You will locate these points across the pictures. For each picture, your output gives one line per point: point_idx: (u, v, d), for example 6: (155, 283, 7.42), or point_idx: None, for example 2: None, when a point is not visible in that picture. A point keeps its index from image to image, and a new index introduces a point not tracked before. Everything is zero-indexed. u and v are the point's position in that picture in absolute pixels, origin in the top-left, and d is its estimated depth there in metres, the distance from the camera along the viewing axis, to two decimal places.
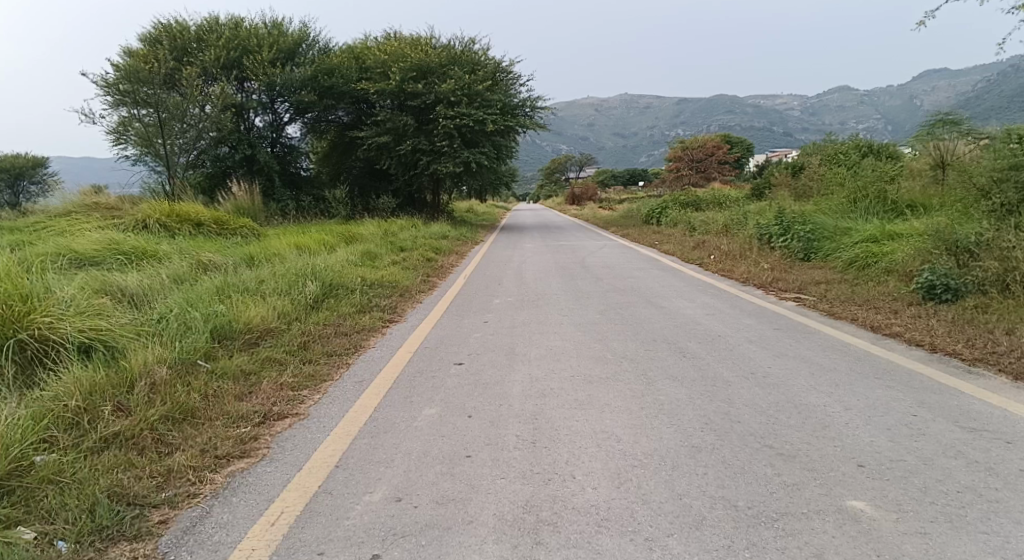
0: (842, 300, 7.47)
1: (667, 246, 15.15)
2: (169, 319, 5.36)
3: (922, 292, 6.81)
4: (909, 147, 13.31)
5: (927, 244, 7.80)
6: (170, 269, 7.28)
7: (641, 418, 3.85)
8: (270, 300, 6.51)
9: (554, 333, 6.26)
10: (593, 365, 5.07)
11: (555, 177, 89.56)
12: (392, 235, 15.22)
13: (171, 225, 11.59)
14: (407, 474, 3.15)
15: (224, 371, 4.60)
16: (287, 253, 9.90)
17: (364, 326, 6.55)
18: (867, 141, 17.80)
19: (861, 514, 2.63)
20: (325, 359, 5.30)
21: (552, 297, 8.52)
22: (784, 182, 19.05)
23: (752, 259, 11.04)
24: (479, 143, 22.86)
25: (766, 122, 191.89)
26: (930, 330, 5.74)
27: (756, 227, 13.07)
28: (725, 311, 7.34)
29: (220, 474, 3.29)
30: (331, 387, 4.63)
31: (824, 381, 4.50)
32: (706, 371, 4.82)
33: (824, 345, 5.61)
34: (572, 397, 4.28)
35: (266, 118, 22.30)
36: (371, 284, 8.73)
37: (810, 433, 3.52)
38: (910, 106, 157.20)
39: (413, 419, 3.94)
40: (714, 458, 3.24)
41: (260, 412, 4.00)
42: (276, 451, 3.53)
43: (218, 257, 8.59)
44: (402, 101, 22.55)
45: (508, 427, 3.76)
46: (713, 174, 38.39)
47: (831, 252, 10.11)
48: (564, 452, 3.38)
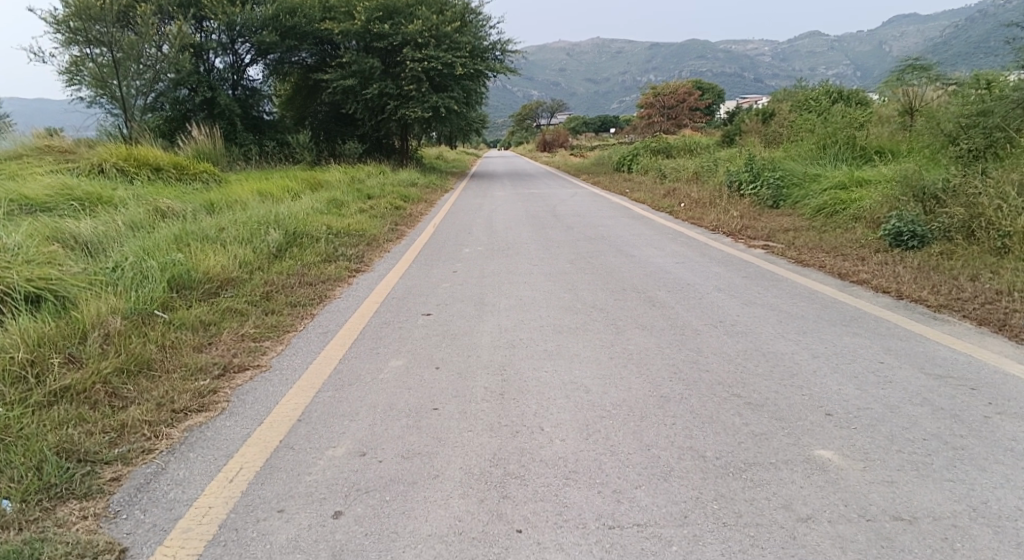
0: (810, 247, 7.50)
1: (638, 193, 15.06)
2: (125, 268, 5.08)
3: (889, 239, 6.87)
4: (878, 94, 13.30)
5: (894, 191, 7.84)
6: (125, 216, 6.93)
7: (610, 368, 3.81)
8: (231, 249, 6.26)
9: (523, 283, 6.16)
10: (562, 315, 5.00)
11: (526, 124, 88.21)
12: (359, 182, 14.81)
13: (129, 169, 11.08)
14: (372, 428, 3.06)
15: (182, 323, 4.40)
16: (249, 200, 9.55)
17: (329, 275, 6.37)
18: (837, 86, 17.75)
19: (829, 463, 2.66)
20: (289, 310, 5.13)
21: (522, 246, 8.41)
22: (754, 129, 19.00)
23: (723, 206, 11.01)
24: (448, 87, 22.24)
25: (738, 69, 190.67)
26: (896, 277, 5.80)
27: (726, 174, 13.03)
28: (694, 259, 7.31)
29: (177, 429, 3.09)
30: (294, 338, 4.49)
31: (791, 329, 4.52)
32: (675, 320, 4.80)
33: (792, 292, 5.63)
34: (541, 347, 4.23)
35: (227, 59, 21.29)
36: (337, 233, 8.47)
37: (778, 381, 3.52)
38: (880, 53, 157.34)
39: (379, 371, 3.84)
40: (683, 408, 3.22)
41: (220, 364, 3.82)
42: (236, 404, 3.35)
43: (177, 204, 8.24)
44: (368, 42, 21.69)
45: (476, 378, 3.69)
46: (684, 121, 38.17)
47: (800, 199, 10.12)
48: (533, 404, 3.33)
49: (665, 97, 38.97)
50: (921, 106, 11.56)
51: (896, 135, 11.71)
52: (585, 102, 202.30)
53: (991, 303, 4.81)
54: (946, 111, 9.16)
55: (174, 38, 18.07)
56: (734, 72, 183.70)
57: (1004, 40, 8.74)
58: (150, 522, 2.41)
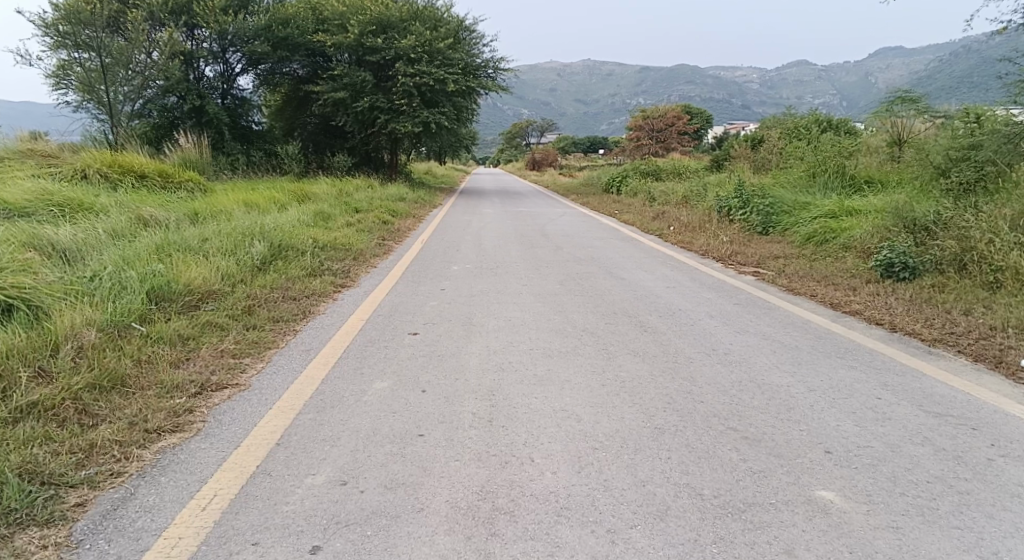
0: (801, 275, 7.48)
1: (627, 215, 15.05)
2: (103, 278, 4.89)
3: (881, 270, 6.85)
4: (865, 124, 13.44)
5: (885, 221, 7.86)
6: (106, 224, 6.74)
7: (602, 396, 3.70)
8: (214, 260, 6.09)
9: (513, 304, 6.05)
10: (553, 338, 4.89)
11: (515, 142, 88.68)
12: (348, 195, 14.67)
13: (113, 175, 10.87)
14: (354, 455, 2.92)
15: (160, 337, 4.23)
16: (235, 211, 9.38)
17: (313, 290, 6.22)
18: (825, 116, 17.96)
19: (831, 506, 2.59)
20: (271, 326, 4.97)
21: (511, 265, 8.30)
22: (743, 155, 19.14)
23: (712, 231, 11.00)
24: (440, 103, 22.25)
25: (725, 95, 193.39)
26: (888, 309, 5.76)
27: (716, 199, 13.04)
28: (685, 284, 7.24)
29: (149, 450, 2.91)
30: (276, 356, 4.33)
31: (786, 360, 4.44)
32: (667, 347, 4.71)
33: (784, 322, 5.58)
34: (531, 372, 4.12)
35: (217, 68, 21.15)
36: (323, 247, 8.33)
37: (774, 415, 3.44)
38: (864, 84, 160.66)
39: (363, 393, 3.69)
40: (678, 441, 3.12)
41: (196, 381, 3.65)
42: (213, 425, 3.19)
43: (160, 212, 8.05)
44: (360, 55, 21.66)
45: (464, 404, 3.55)
46: (673, 144, 38.46)
47: (790, 226, 10.13)
48: (523, 432, 3.20)
49: (655, 120, 39.29)
50: (910, 138, 11.69)
51: (885, 166, 11.81)
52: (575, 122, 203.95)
53: (986, 339, 4.78)
54: (936, 144, 9.24)
55: (165, 45, 17.91)
56: (722, 98, 186.24)
57: (993, 75, 8.85)
58: (114, 554, 2.23)
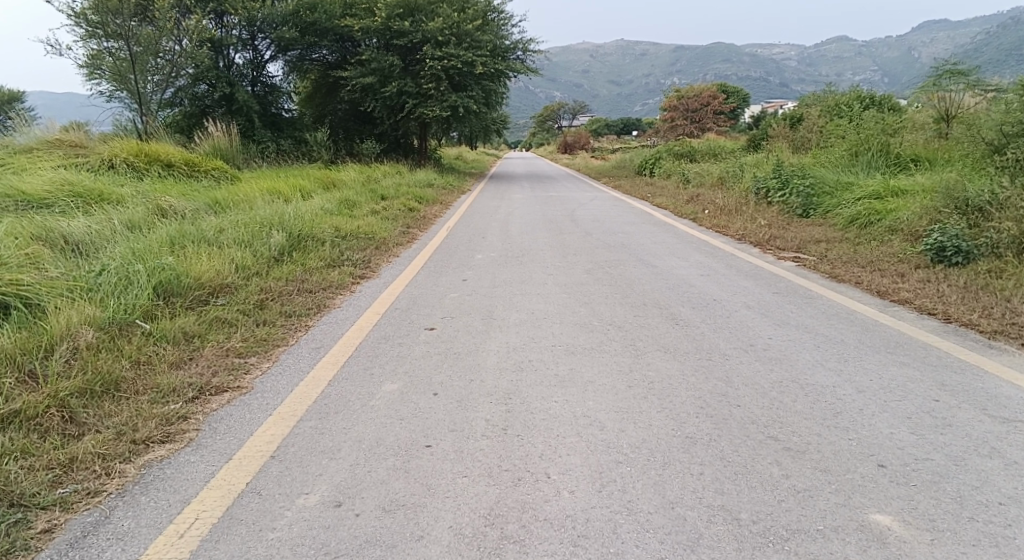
0: (844, 260, 7.00)
1: (660, 198, 14.58)
2: (110, 272, 4.74)
3: (931, 254, 6.37)
4: (911, 99, 12.70)
5: (935, 202, 7.33)
6: (123, 216, 6.64)
7: (628, 400, 3.38)
8: (229, 252, 5.93)
9: (536, 295, 5.76)
10: (577, 333, 4.59)
11: (547, 126, 87.84)
12: (374, 182, 14.50)
13: (139, 165, 10.85)
14: (353, 470, 2.67)
15: (163, 335, 4.06)
16: (257, 199, 9.25)
17: (331, 282, 6.03)
18: (867, 92, 17.11)
19: (888, 533, 2.25)
20: (282, 321, 4.76)
21: (537, 253, 7.99)
22: (780, 135, 18.40)
23: (749, 214, 10.50)
24: (468, 87, 21.87)
25: (762, 72, 188.62)
26: (941, 297, 5.30)
27: (753, 180, 12.48)
28: (721, 271, 6.85)
29: (133, 465, 2.73)
30: (283, 354, 4.12)
31: (831, 357, 4.05)
32: (700, 343, 4.35)
33: (827, 313, 5.16)
34: (552, 371, 3.82)
35: (246, 56, 21.13)
36: (345, 236, 8.13)
37: (820, 422, 3.09)
38: (909, 57, 154.62)
39: (370, 396, 3.45)
40: (711, 454, 2.80)
41: (195, 385, 3.46)
42: (205, 435, 2.99)
43: (181, 202, 7.95)
44: (388, 39, 21.42)
45: (478, 409, 3.28)
46: (708, 124, 37.49)
47: (832, 208, 9.57)
48: (539, 443, 2.92)
49: (689, 100, 38.28)
50: (959, 113, 10.99)
51: (932, 143, 11.11)
52: (608, 104, 201.26)
53: None
54: (988, 118, 8.60)
55: (193, 32, 17.86)
56: (758, 76, 181.83)
57: None
58: None
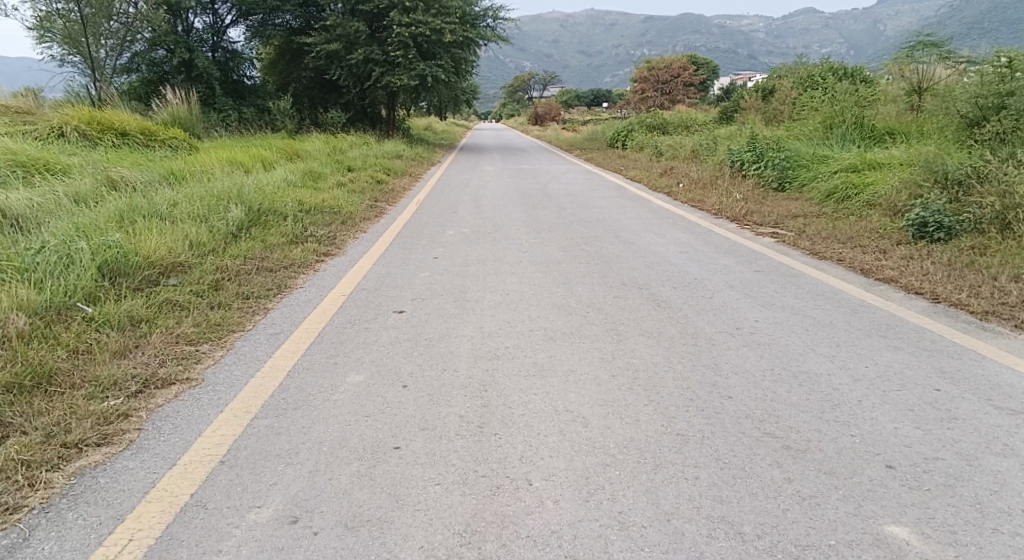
0: (824, 236, 6.85)
1: (633, 171, 14.33)
2: (48, 249, 4.29)
3: (913, 230, 6.23)
4: (884, 70, 12.55)
5: (914, 176, 7.19)
6: (69, 188, 6.12)
7: (613, 392, 3.15)
8: (183, 227, 5.50)
9: (511, 274, 5.47)
10: (555, 316, 4.33)
11: (517, 96, 86.81)
12: (340, 153, 13.98)
13: (90, 133, 10.20)
14: (312, 479, 2.38)
15: (106, 320, 3.68)
16: (215, 171, 8.74)
17: (294, 260, 5.64)
18: (839, 64, 16.96)
19: (907, 549, 2.06)
20: (239, 303, 4.39)
21: (511, 228, 7.70)
22: (753, 107, 18.21)
23: (724, 187, 10.31)
24: (437, 55, 21.20)
25: (731, 45, 188.84)
26: (926, 275, 5.16)
27: (727, 152, 12.29)
28: (700, 248, 6.64)
29: (63, 473, 2.39)
30: (239, 341, 3.76)
31: (822, 341, 3.86)
32: (685, 326, 4.13)
33: (813, 292, 4.97)
34: (530, 360, 3.56)
35: (205, 19, 20.15)
36: (309, 210, 7.71)
37: (818, 415, 2.90)
38: (876, 29, 155.64)
39: (333, 389, 3.14)
40: (707, 455, 2.59)
41: (139, 377, 3.11)
42: (148, 436, 2.65)
43: (132, 173, 7.42)
44: (354, 4, 20.55)
45: (452, 404, 3.01)
46: (679, 96, 37.34)
47: (808, 182, 9.43)
48: (520, 443, 2.67)
49: (660, 70, 37.95)
50: (931, 86, 10.90)
51: (904, 117, 11.01)
52: (580, 74, 199.72)
53: None
54: (964, 89, 8.46)
55: None
56: (728, 49, 181.76)
57: None
58: None
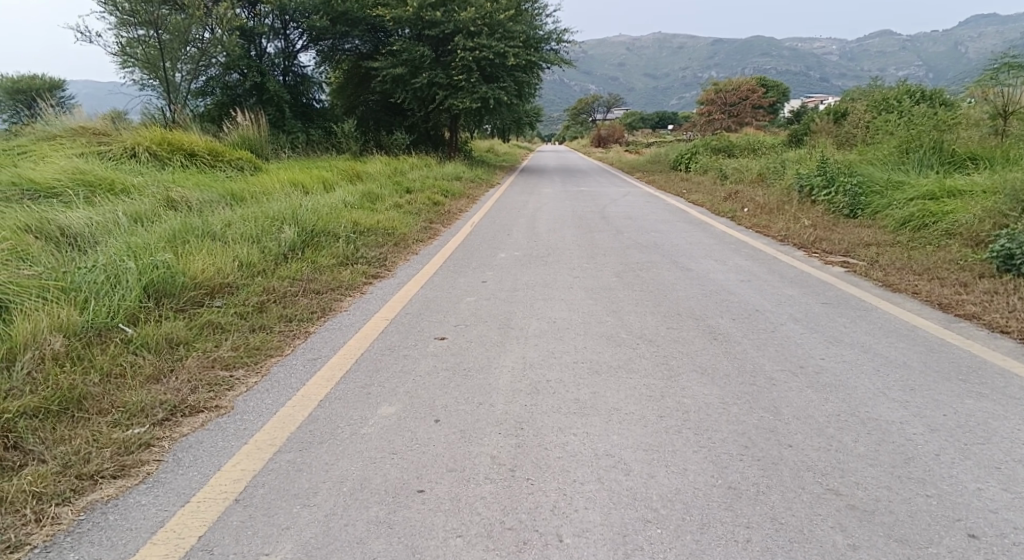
0: (897, 266, 6.36)
1: (695, 195, 13.91)
2: (99, 269, 4.38)
3: (997, 262, 5.68)
4: (966, 92, 11.78)
5: (999, 204, 6.63)
6: (130, 207, 6.34)
7: (658, 435, 2.90)
8: (234, 248, 5.57)
9: (560, 301, 5.27)
10: (602, 348, 4.10)
11: (581, 119, 86.85)
12: (400, 174, 14.17)
13: (162, 154, 10.63)
14: (326, 523, 2.25)
15: (145, 342, 3.70)
16: (275, 192, 8.92)
17: (341, 282, 5.62)
18: (918, 86, 16.09)
19: None
20: (280, 327, 4.36)
21: (564, 253, 7.50)
22: (824, 130, 17.47)
23: (791, 213, 9.82)
24: (499, 78, 21.35)
25: (801, 67, 184.08)
26: (1013, 312, 4.67)
27: (795, 177, 11.75)
28: (762, 277, 6.27)
29: (72, 507, 2.33)
30: (274, 367, 3.70)
31: (895, 384, 3.49)
32: (743, 363, 3.82)
33: (885, 328, 4.57)
34: (572, 396, 3.34)
35: (278, 45, 20.97)
36: (362, 231, 7.74)
37: (892, 472, 2.57)
38: (959, 49, 148.67)
39: (362, 422, 3.01)
40: (760, 514, 2.31)
41: (167, 404, 3.07)
42: (165, 469, 2.59)
43: (194, 193, 7.63)
44: (420, 29, 20.98)
45: (484, 442, 2.83)
46: (746, 120, 36.45)
47: (882, 209, 8.85)
48: (552, 490, 2.46)
49: (726, 94, 37.20)
50: (1020, 108, 10.14)
51: (990, 141, 10.27)
52: (646, 97, 198.31)
53: None
54: None
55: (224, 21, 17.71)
56: (799, 71, 177.21)
57: None
58: None
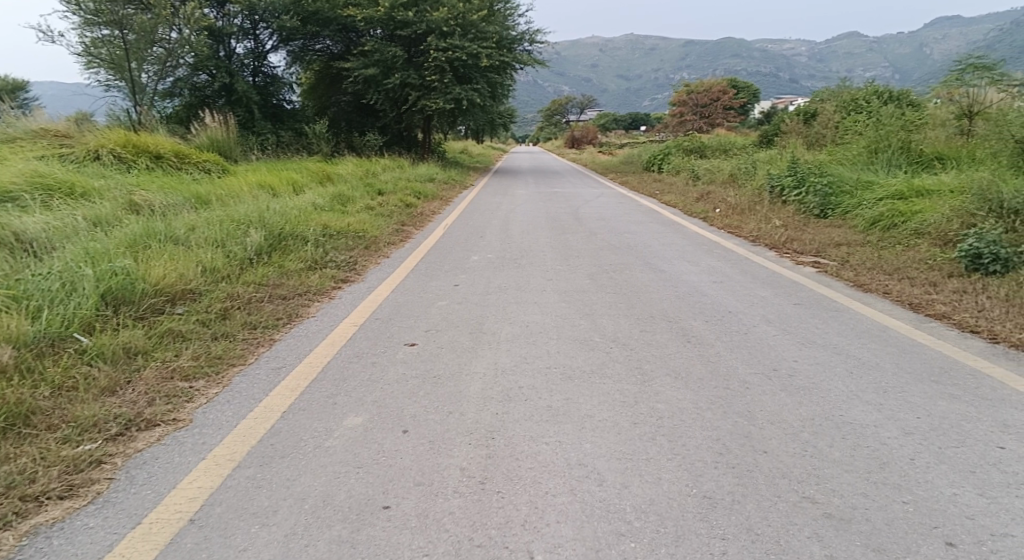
0: (868, 266, 6.41)
1: (667, 196, 13.96)
2: (53, 276, 4.20)
3: (966, 262, 5.74)
4: (932, 93, 11.98)
5: (967, 204, 6.72)
6: (90, 212, 6.12)
7: (632, 443, 2.83)
8: (198, 253, 5.40)
9: (533, 304, 5.20)
10: (576, 353, 4.03)
11: (555, 120, 87.08)
12: (372, 176, 13.99)
13: (126, 157, 10.35)
14: (287, 545, 2.14)
15: (101, 353, 3.54)
16: (243, 194, 8.71)
17: (309, 287, 5.48)
18: (885, 86, 16.35)
19: None
20: (245, 334, 4.21)
21: (537, 255, 7.43)
22: (794, 131, 17.66)
23: (762, 213, 9.89)
24: (472, 79, 21.22)
25: (771, 68, 186.95)
26: (982, 312, 4.72)
27: (766, 177, 11.84)
28: (735, 278, 6.27)
29: (14, 531, 2.19)
30: (237, 377, 3.56)
31: (868, 387, 3.47)
32: (716, 367, 3.78)
33: (857, 329, 4.58)
34: (544, 403, 3.27)
35: (246, 45, 20.62)
36: (332, 234, 7.59)
37: (867, 478, 2.54)
38: (922, 52, 152.32)
39: (327, 434, 2.90)
40: (736, 524, 2.26)
41: (122, 418, 2.93)
42: (116, 488, 2.45)
43: (158, 196, 7.41)
44: (391, 29, 20.78)
45: (453, 453, 2.74)
46: (718, 120, 36.82)
47: (852, 209, 8.94)
48: (523, 503, 2.38)
49: (698, 95, 37.52)
50: (984, 108, 10.32)
51: (956, 141, 10.45)
52: (619, 98, 199.38)
53: None
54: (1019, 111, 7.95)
55: (190, 20, 17.35)
56: (769, 73, 179.96)
57: None
58: None
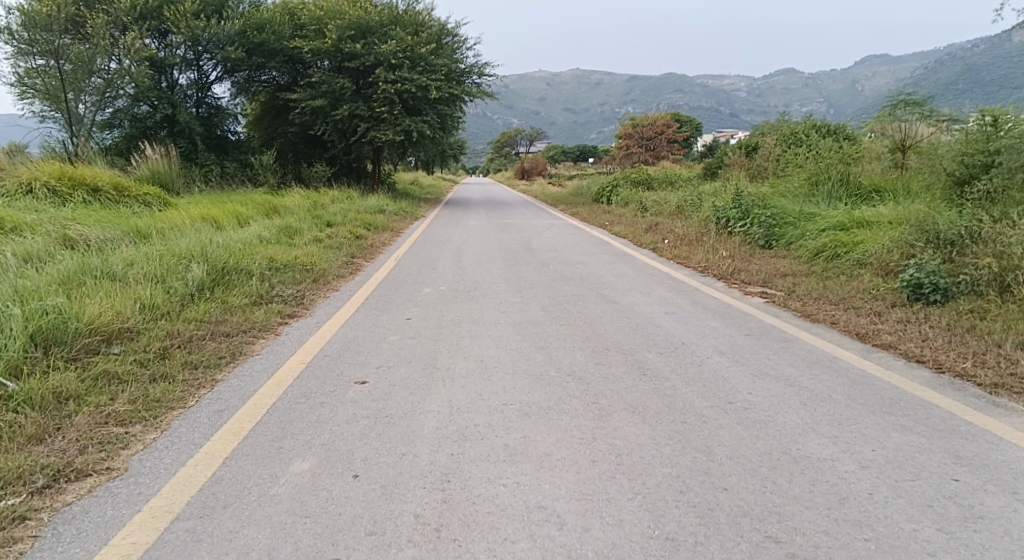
0: (815, 296, 6.59)
1: (618, 227, 14.16)
2: None
3: (907, 291, 5.95)
4: (865, 128, 12.59)
5: (905, 235, 7.00)
6: (18, 247, 5.78)
7: (593, 483, 2.77)
8: (135, 289, 5.14)
9: (487, 338, 5.12)
10: (533, 388, 3.96)
11: (505, 152, 88.06)
12: (321, 207, 13.76)
13: (60, 190, 9.91)
14: None
15: (26, 398, 3.29)
16: (186, 227, 8.42)
17: (254, 323, 5.27)
18: (821, 121, 17.11)
19: None
20: (185, 375, 3.99)
21: (491, 287, 7.37)
22: (737, 163, 18.25)
23: (710, 244, 10.11)
24: (423, 111, 21.26)
25: (712, 104, 194.39)
26: (927, 342, 4.87)
27: (713, 208, 12.15)
28: (687, 309, 6.34)
29: None
30: (177, 420, 3.35)
31: (822, 419, 3.51)
32: (673, 400, 3.77)
33: (808, 360, 4.66)
34: (501, 442, 3.18)
35: (190, 75, 20.22)
36: (279, 267, 7.37)
37: (826, 513, 2.54)
38: (851, 90, 161.13)
39: (273, 482, 2.74)
40: None
41: (49, 469, 2.71)
42: (39, 549, 2.24)
43: (93, 230, 7.07)
44: (340, 61, 20.71)
45: (408, 499, 2.62)
46: (663, 153, 37.85)
47: (795, 239, 9.23)
48: (483, 553, 2.28)
49: (644, 128, 38.56)
50: (914, 143, 10.86)
51: (889, 174, 10.95)
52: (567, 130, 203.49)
53: None
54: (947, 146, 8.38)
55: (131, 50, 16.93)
56: (710, 108, 187.03)
57: None
58: None
